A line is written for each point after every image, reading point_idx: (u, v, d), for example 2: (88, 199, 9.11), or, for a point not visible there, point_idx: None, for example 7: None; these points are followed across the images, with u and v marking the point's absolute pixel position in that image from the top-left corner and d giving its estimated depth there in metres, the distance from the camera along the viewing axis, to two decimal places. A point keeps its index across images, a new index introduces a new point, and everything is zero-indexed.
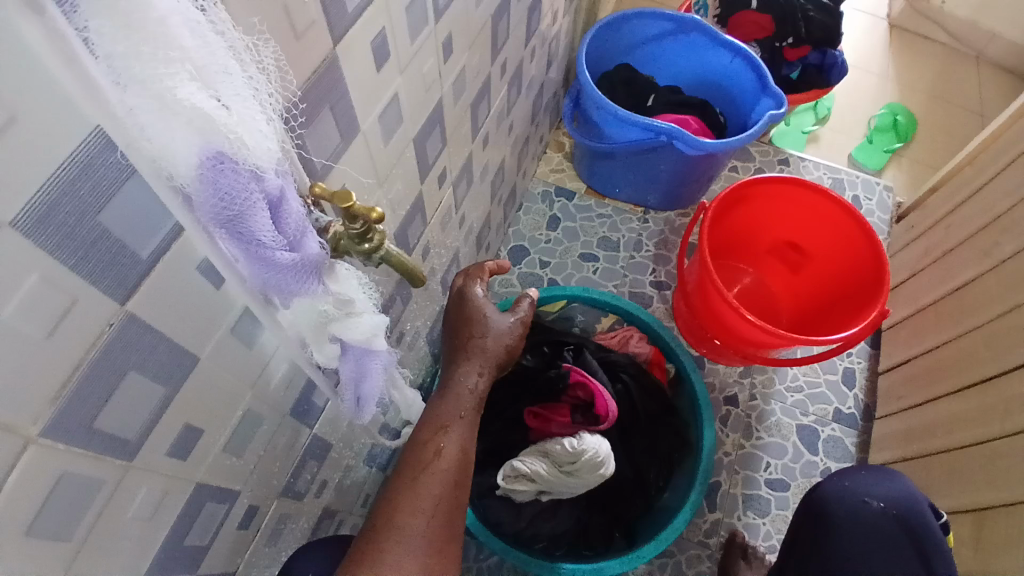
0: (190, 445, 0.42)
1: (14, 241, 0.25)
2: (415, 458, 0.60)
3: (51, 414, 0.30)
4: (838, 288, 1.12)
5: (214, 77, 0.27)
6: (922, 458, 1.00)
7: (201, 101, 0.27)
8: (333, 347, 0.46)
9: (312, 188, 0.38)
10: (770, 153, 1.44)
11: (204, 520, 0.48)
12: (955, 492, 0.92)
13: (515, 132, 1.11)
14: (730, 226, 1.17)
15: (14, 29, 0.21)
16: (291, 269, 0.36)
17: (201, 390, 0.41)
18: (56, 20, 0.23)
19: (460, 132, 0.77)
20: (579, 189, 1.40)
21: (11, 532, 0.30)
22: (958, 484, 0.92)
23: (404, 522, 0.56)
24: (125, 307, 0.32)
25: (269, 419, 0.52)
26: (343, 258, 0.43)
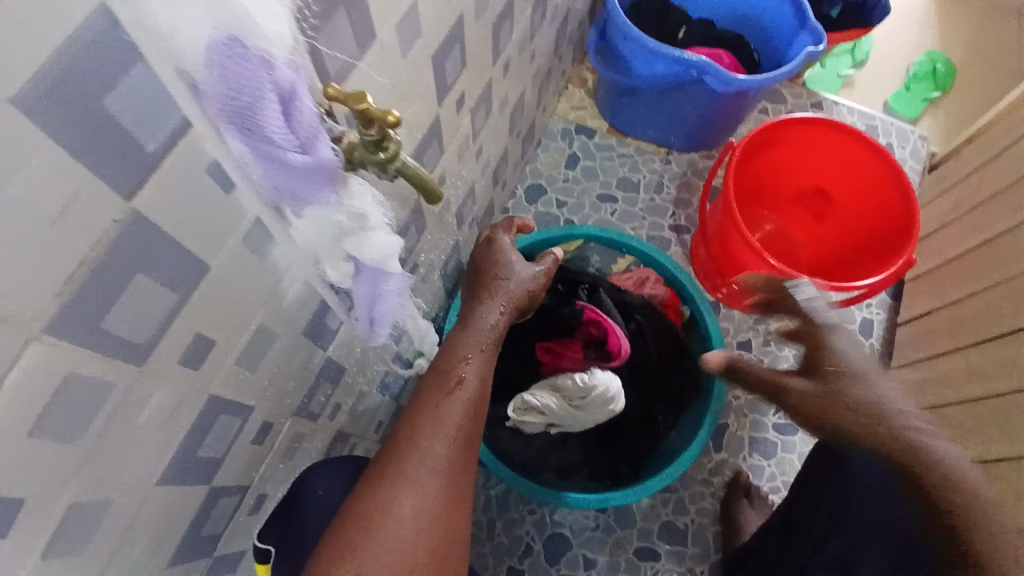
0: (202, 355, 0.42)
1: (15, 121, 0.23)
2: (438, 385, 0.61)
3: (57, 310, 0.29)
4: (864, 235, 1.08)
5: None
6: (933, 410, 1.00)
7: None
8: (347, 265, 0.45)
9: (326, 91, 0.36)
10: (804, 95, 1.36)
11: (218, 432, 0.49)
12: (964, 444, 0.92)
13: (537, 63, 1.06)
14: (756, 170, 1.12)
15: None
16: (303, 172, 0.34)
17: (212, 301, 0.40)
18: None
19: (480, 55, 0.73)
20: (600, 127, 1.34)
21: (19, 426, 0.30)
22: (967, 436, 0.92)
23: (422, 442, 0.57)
24: (133, 204, 0.31)
25: (283, 336, 0.51)
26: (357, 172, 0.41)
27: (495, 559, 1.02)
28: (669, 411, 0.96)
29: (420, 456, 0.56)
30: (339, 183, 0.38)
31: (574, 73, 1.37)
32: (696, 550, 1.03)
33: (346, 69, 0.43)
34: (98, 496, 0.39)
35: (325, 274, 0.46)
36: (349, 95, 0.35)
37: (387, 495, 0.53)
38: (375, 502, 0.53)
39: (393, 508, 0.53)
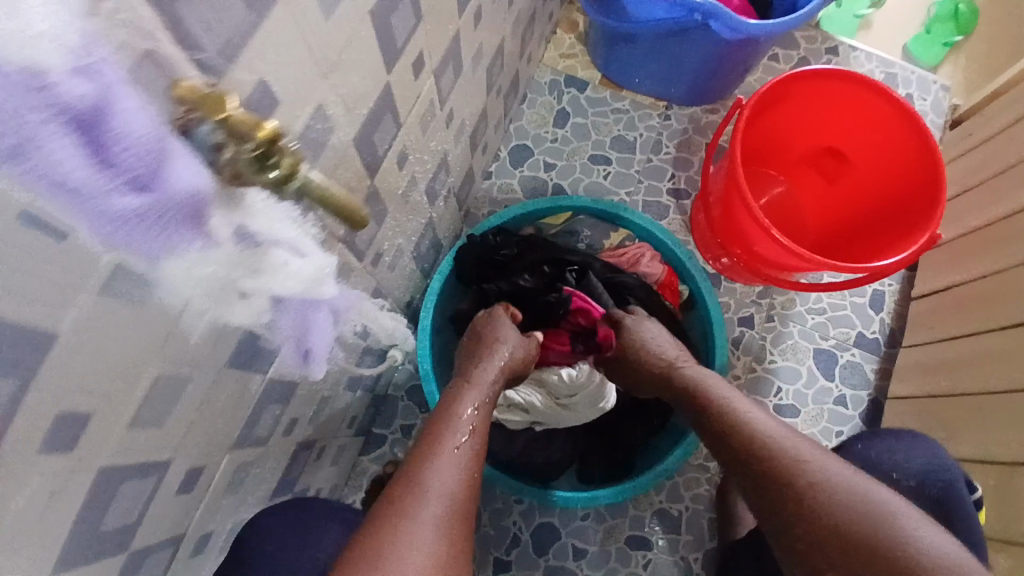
0: (74, 429, 0.34)
1: None
2: (447, 422, 0.63)
3: None
4: (880, 201, 0.98)
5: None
6: (937, 399, 0.93)
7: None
8: (263, 299, 0.38)
9: (178, 87, 0.27)
10: (819, 38, 1.22)
11: (125, 496, 0.42)
12: (972, 439, 0.86)
13: (517, 7, 0.92)
14: (764, 127, 1.00)
15: None
16: (150, 215, 0.25)
17: (73, 370, 0.31)
18: None
19: (440, 4, 0.60)
20: (592, 78, 1.21)
21: None
22: (975, 431, 0.85)
23: (432, 471, 0.57)
24: None
25: (197, 376, 0.43)
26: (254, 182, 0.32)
27: (482, 549, 0.98)
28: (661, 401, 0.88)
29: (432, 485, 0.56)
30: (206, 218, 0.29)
31: (563, 14, 1.22)
32: (691, 538, 0.99)
33: (224, 41, 0.31)
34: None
35: (229, 316, 0.39)
36: (203, 98, 0.27)
37: (399, 527, 0.52)
38: (388, 533, 0.51)
39: (410, 533, 0.51)
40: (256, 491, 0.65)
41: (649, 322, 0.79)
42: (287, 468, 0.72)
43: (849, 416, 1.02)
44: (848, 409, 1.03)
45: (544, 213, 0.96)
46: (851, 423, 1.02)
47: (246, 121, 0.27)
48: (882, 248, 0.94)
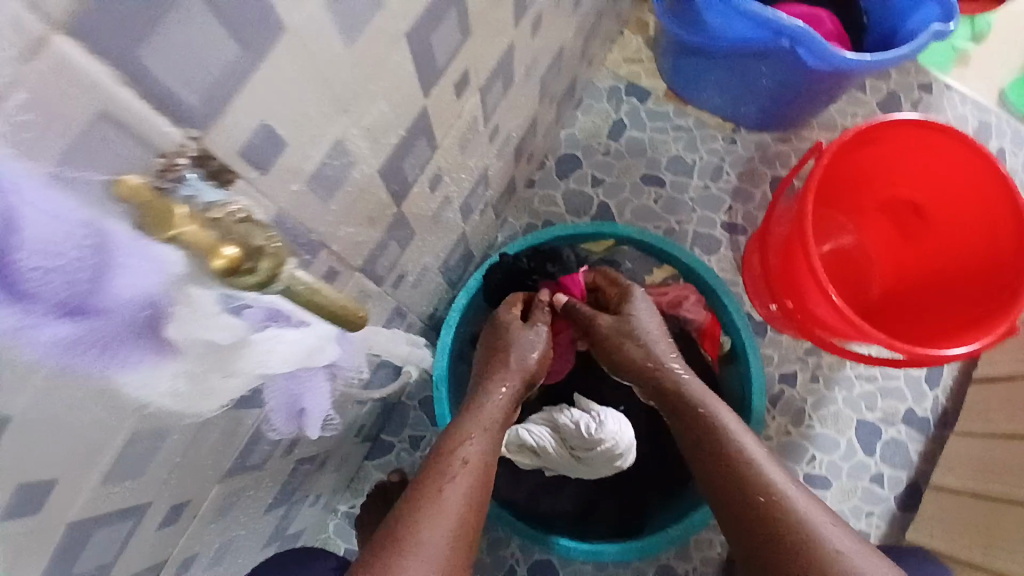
0: (26, 500, 0.30)
1: None
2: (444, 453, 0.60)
3: None
4: (953, 267, 0.87)
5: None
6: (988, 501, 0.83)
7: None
8: (245, 372, 0.32)
9: (122, 185, 0.23)
10: (913, 72, 1.09)
11: (96, 544, 0.39)
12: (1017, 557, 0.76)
13: (583, 10, 0.84)
14: (840, 170, 0.90)
15: None
16: (77, 334, 0.22)
17: (26, 449, 0.28)
18: None
19: (495, 15, 0.53)
20: (656, 89, 1.12)
21: None
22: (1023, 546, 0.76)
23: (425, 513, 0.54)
24: None
25: (182, 429, 0.39)
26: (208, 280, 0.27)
27: None
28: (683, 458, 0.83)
29: (424, 530, 0.53)
30: (165, 324, 0.26)
31: (634, 15, 1.12)
32: None
33: (206, 88, 0.26)
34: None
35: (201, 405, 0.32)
36: (147, 207, 0.23)
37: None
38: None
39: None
40: (250, 510, 0.63)
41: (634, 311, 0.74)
42: (284, 485, 0.69)
43: (883, 497, 0.94)
44: (883, 488, 0.94)
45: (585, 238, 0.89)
46: (883, 504, 0.93)
47: (203, 242, 0.24)
48: (947, 320, 0.84)
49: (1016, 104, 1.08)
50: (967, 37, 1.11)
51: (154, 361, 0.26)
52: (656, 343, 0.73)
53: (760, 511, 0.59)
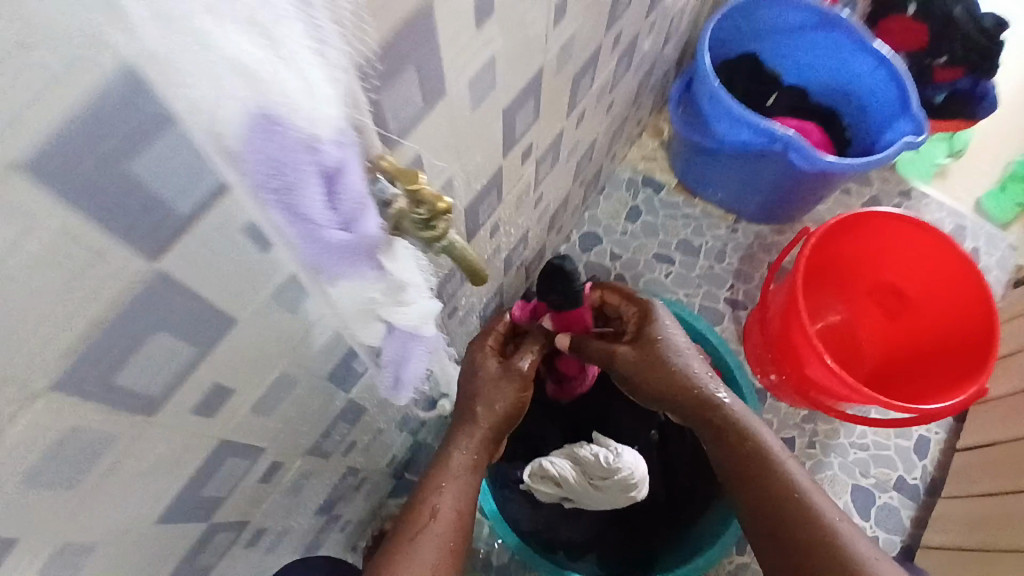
0: (215, 403, 0.40)
1: (21, 191, 0.21)
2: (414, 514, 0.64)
3: (64, 366, 0.28)
4: (937, 344, 0.99)
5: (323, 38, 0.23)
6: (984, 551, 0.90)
7: (251, 53, 0.21)
8: (381, 328, 0.45)
9: (379, 161, 0.34)
10: (893, 181, 1.27)
11: (224, 473, 0.48)
12: None
13: (613, 112, 1.03)
14: (829, 255, 1.04)
15: None
16: (340, 248, 0.32)
17: (232, 353, 0.38)
18: None
19: (555, 106, 0.70)
20: (668, 182, 1.30)
21: (7, 477, 0.29)
22: None
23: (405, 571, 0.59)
24: (156, 265, 0.28)
25: (304, 382, 0.50)
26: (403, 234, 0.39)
27: None
28: (694, 500, 0.90)
29: None
30: (378, 253, 0.35)
31: (651, 122, 1.32)
32: None
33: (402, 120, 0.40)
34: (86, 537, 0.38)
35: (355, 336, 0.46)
36: (401, 172, 0.34)
37: None
38: None
39: None
40: (306, 503, 0.70)
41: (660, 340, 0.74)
42: (332, 489, 0.77)
43: None
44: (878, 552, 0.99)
45: None
46: None
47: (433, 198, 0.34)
48: (934, 393, 0.95)
49: (991, 211, 1.25)
50: (945, 154, 1.31)
51: (362, 275, 0.36)
52: (691, 366, 0.73)
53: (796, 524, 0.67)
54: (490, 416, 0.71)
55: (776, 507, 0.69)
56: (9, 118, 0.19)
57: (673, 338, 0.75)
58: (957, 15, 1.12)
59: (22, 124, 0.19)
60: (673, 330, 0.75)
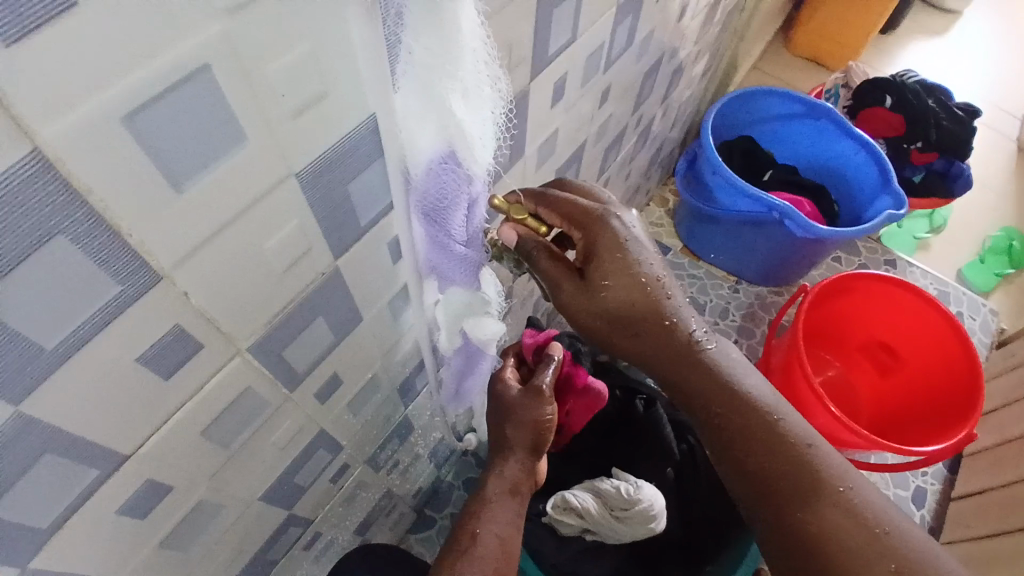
0: (329, 393, 0.47)
1: (292, 193, 0.30)
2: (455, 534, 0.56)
3: (260, 334, 0.35)
4: (926, 397, 1.08)
5: (495, 112, 0.35)
6: None
7: (459, 113, 0.32)
8: (458, 338, 0.52)
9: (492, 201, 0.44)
10: (878, 251, 1.40)
11: (312, 464, 0.53)
12: None
13: (630, 180, 1.16)
14: (824, 315, 1.15)
15: (357, 26, 0.27)
16: (459, 260, 0.42)
17: (351, 349, 0.46)
18: (378, 23, 0.27)
19: (590, 171, 0.82)
20: (674, 245, 1.42)
21: (191, 429, 0.35)
22: None
23: None
24: (336, 262, 0.37)
25: (383, 388, 0.58)
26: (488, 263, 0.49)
27: None
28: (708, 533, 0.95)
29: None
30: (480, 272, 0.45)
31: (657, 192, 1.46)
32: None
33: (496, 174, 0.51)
34: (213, 506, 0.43)
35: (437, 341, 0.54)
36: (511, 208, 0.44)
37: None
38: None
39: None
40: (352, 516, 0.75)
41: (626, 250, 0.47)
42: (371, 509, 0.82)
43: None
44: None
45: None
46: None
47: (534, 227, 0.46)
48: (926, 442, 1.03)
49: (971, 279, 1.38)
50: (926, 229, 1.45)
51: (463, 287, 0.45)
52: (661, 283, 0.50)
53: (828, 538, 0.51)
54: (521, 435, 0.59)
55: (803, 510, 0.52)
56: (300, 137, 0.29)
57: (641, 258, 0.48)
58: (929, 106, 1.29)
59: (307, 145, 0.29)
60: (635, 239, 0.47)
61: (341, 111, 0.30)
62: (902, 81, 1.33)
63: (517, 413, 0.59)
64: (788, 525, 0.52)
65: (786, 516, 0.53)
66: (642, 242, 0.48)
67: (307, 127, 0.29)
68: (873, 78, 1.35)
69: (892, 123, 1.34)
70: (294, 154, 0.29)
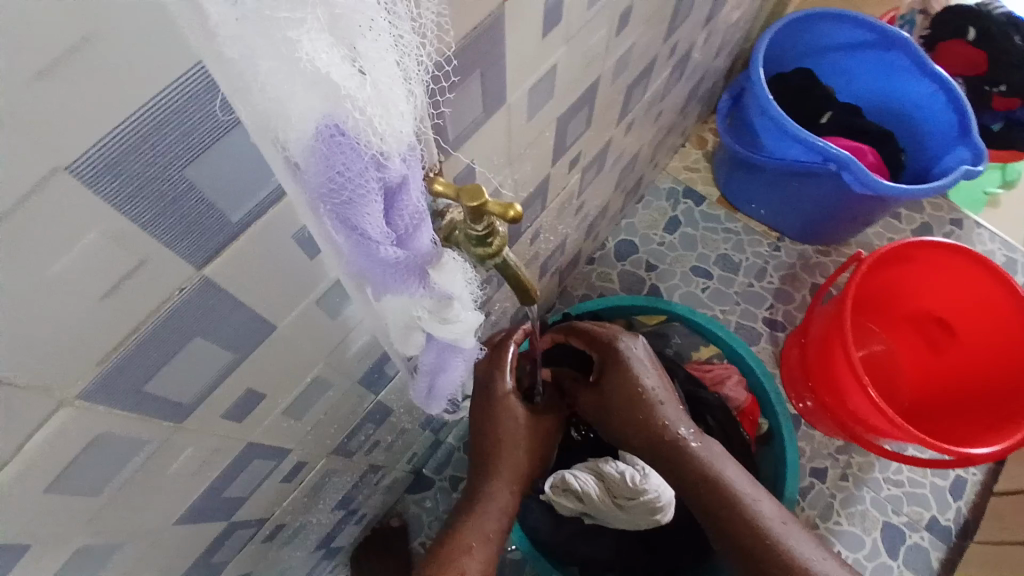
0: (249, 408, 0.38)
1: (74, 195, 0.19)
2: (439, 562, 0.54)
3: (95, 378, 0.25)
4: (979, 380, 0.95)
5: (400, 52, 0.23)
6: None
7: (332, 63, 0.20)
8: (419, 339, 0.41)
9: (433, 182, 0.32)
10: (945, 208, 1.22)
11: (248, 474, 0.46)
12: None
13: (662, 121, 0.99)
14: (876, 283, 1.01)
15: None
16: (395, 265, 0.30)
17: (269, 359, 0.37)
18: None
19: (607, 116, 0.68)
20: (710, 195, 1.25)
21: (26, 492, 0.27)
22: None
23: None
24: (202, 272, 0.26)
25: (336, 385, 0.49)
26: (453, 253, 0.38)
27: None
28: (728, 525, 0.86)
29: None
30: (432, 269, 0.34)
31: (695, 132, 1.29)
32: None
33: (463, 134, 0.39)
34: (102, 545, 0.35)
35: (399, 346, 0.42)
36: (463, 188, 0.31)
37: None
38: None
39: None
40: (326, 499, 0.69)
41: (634, 353, 0.62)
42: (352, 487, 0.76)
43: None
44: None
45: (622, 307, 1.01)
46: None
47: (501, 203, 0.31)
48: (960, 440, 0.91)
49: None
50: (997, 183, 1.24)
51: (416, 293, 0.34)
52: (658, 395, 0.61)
53: None
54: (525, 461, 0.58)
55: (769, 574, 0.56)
56: (62, 115, 0.17)
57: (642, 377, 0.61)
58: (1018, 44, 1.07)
59: (88, 119, 0.18)
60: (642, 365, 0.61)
61: (142, 60, 0.18)
62: (988, 12, 1.08)
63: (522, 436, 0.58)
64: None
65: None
66: (640, 357, 0.62)
67: (78, 92, 0.17)
68: (947, 8, 1.10)
69: (972, 60, 1.10)
70: (62, 140, 0.18)
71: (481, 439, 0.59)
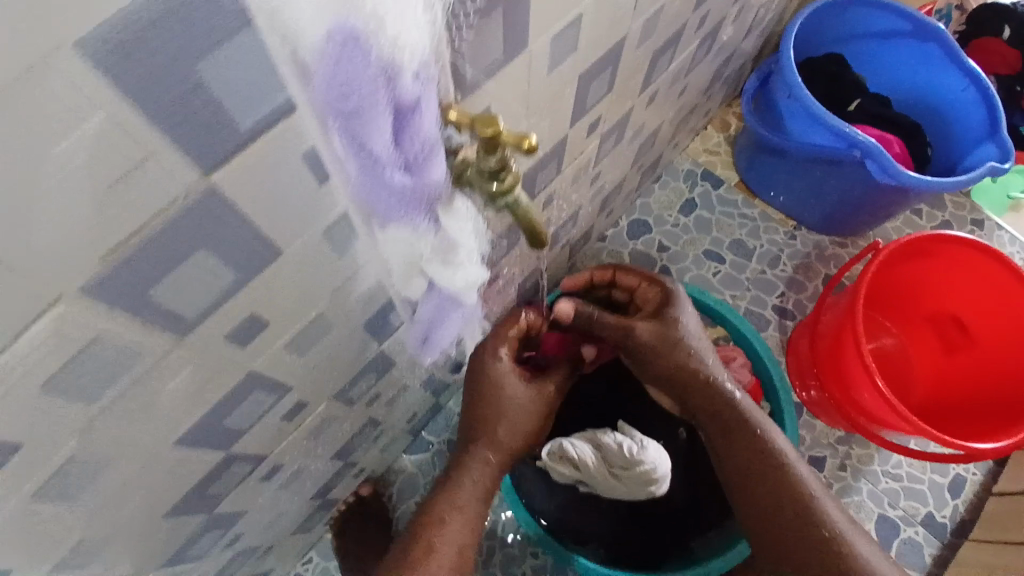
0: (251, 335, 0.39)
1: (81, 71, 0.19)
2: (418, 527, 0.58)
3: (98, 271, 0.26)
4: (991, 382, 0.93)
5: None
6: None
7: None
8: (421, 282, 0.44)
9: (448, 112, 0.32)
10: (967, 207, 1.19)
11: (248, 407, 0.46)
12: None
13: (685, 97, 0.97)
14: (891, 278, 1.00)
15: None
16: (399, 190, 0.31)
17: (275, 286, 0.37)
18: None
19: (629, 82, 0.67)
20: (729, 179, 1.23)
21: (25, 384, 0.27)
22: None
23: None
24: (210, 179, 0.26)
25: (339, 327, 0.49)
26: (466, 196, 0.38)
27: None
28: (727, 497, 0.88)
29: None
30: (438, 203, 0.35)
31: (719, 114, 1.26)
32: None
33: (481, 74, 0.38)
34: (99, 453, 0.36)
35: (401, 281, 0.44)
36: (477, 117, 0.31)
37: None
38: None
39: None
40: (323, 446, 0.70)
41: (685, 310, 0.66)
42: (350, 438, 0.77)
43: None
44: None
45: None
46: None
47: (515, 135, 0.32)
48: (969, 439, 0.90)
49: None
50: None
51: (421, 226, 0.35)
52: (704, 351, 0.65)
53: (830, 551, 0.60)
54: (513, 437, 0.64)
55: (796, 525, 0.62)
56: None
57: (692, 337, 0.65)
58: None
59: None
60: (689, 320, 0.66)
61: None
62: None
63: (510, 407, 0.62)
64: (797, 539, 0.62)
65: (782, 528, 0.63)
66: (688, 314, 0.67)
67: None
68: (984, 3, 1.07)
69: (1007, 58, 1.07)
70: (64, 8, 0.18)
71: (472, 407, 0.63)
